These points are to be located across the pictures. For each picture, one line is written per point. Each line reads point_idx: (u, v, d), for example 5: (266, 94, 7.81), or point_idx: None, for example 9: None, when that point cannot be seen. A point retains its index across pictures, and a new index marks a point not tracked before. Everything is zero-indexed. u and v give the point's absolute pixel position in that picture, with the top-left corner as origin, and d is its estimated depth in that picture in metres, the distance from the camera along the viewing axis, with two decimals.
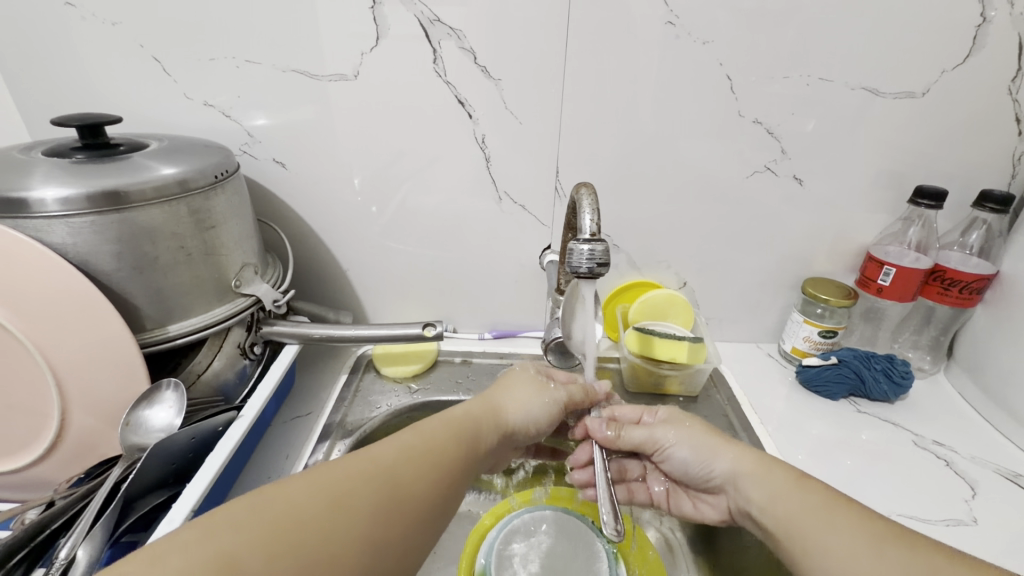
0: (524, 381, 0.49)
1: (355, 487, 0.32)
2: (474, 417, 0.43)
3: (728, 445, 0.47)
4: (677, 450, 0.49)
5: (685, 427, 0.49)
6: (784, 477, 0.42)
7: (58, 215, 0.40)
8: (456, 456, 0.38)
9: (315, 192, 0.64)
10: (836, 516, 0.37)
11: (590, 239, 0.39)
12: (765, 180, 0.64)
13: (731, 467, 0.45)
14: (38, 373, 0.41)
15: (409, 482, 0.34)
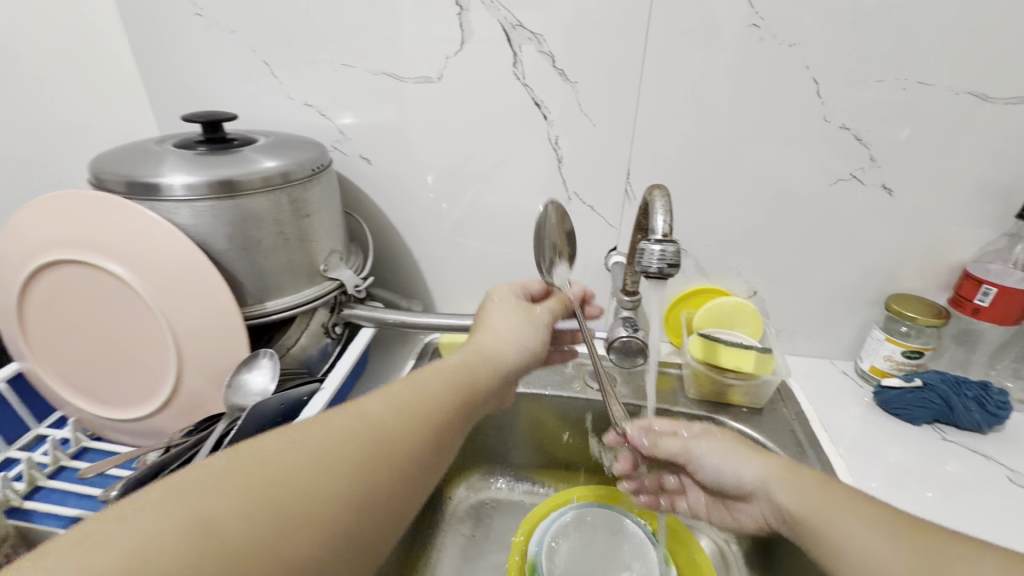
0: (507, 310, 0.51)
1: (337, 451, 0.32)
2: (464, 362, 0.44)
3: (767, 459, 0.43)
4: (708, 457, 0.44)
5: (716, 438, 0.45)
6: (808, 480, 0.40)
7: (185, 199, 0.46)
8: (444, 407, 0.39)
9: (395, 186, 0.69)
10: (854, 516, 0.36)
11: (662, 240, 0.39)
12: (850, 188, 0.61)
13: (756, 469, 0.42)
14: (161, 336, 0.47)
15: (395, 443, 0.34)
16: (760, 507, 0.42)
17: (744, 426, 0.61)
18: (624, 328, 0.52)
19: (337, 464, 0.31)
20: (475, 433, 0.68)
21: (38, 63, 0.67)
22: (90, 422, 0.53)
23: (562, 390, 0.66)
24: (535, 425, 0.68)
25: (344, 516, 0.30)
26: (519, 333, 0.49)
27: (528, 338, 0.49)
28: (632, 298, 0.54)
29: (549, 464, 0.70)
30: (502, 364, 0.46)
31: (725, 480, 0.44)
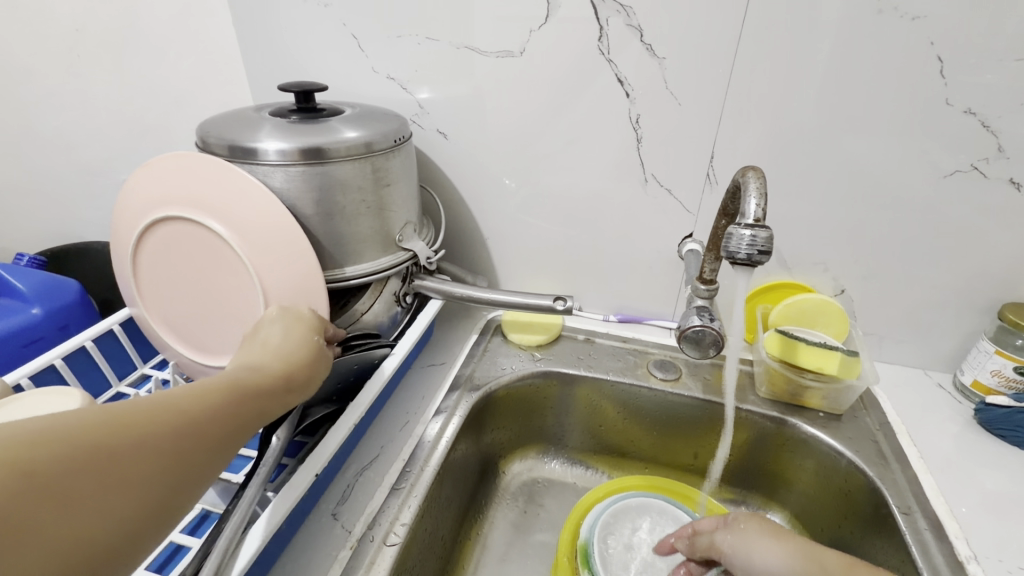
0: (288, 323, 0.44)
1: (71, 420, 0.26)
2: (253, 375, 0.37)
3: (804, 547, 0.39)
4: (733, 551, 0.42)
5: (740, 528, 0.43)
6: (834, 561, 0.37)
7: (279, 164, 0.49)
8: (225, 387, 0.34)
9: (470, 163, 0.69)
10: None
11: (754, 224, 0.37)
12: (969, 181, 0.54)
13: (790, 556, 0.38)
14: (254, 293, 0.50)
15: (144, 409, 0.29)
16: None
17: (821, 432, 0.57)
18: (698, 318, 0.50)
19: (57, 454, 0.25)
20: (534, 413, 0.68)
21: (155, 36, 0.73)
22: (187, 366, 0.57)
23: (625, 377, 0.65)
24: (594, 411, 0.67)
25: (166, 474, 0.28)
26: (297, 350, 0.42)
27: (314, 368, 0.42)
28: (708, 287, 0.51)
29: (605, 450, 0.69)
30: (288, 375, 0.39)
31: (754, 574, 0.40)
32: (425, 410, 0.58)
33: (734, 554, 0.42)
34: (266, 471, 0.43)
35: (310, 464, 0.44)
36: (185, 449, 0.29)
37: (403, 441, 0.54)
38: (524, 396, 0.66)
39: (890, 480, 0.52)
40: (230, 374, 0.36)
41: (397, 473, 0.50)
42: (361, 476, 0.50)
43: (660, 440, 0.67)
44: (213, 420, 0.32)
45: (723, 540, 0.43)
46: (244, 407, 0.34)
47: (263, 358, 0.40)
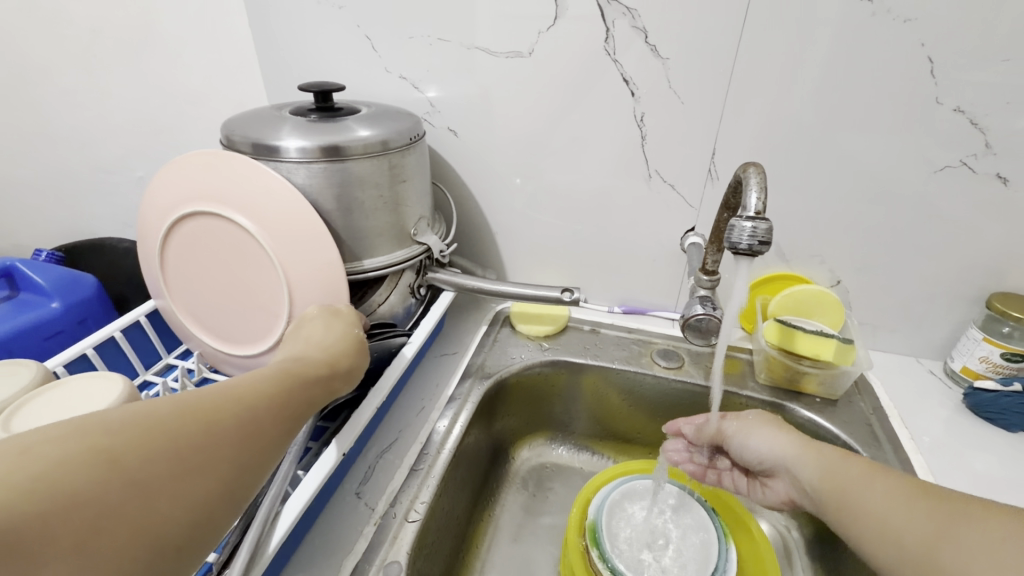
0: (329, 320, 0.48)
1: (141, 415, 0.29)
2: (301, 365, 0.40)
3: (805, 442, 0.46)
4: (737, 436, 0.50)
5: (750, 423, 0.50)
6: (833, 455, 0.43)
7: (301, 161, 0.51)
8: (274, 375, 0.37)
9: (479, 159, 0.72)
10: (877, 482, 0.39)
11: (754, 217, 0.40)
12: (959, 176, 0.57)
13: (789, 445, 0.46)
14: (277, 285, 0.53)
15: (199, 403, 0.31)
16: (784, 479, 0.48)
17: (818, 416, 0.60)
18: (701, 307, 0.52)
19: (134, 446, 0.27)
20: (542, 401, 0.71)
21: (171, 36, 0.75)
22: (210, 355, 0.60)
23: (630, 365, 0.68)
24: (600, 399, 0.70)
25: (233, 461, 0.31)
26: (338, 342, 0.45)
27: (354, 358, 0.45)
28: (710, 278, 0.53)
29: (611, 436, 0.72)
30: (334, 366, 0.42)
31: (750, 455, 0.49)
32: (440, 397, 0.61)
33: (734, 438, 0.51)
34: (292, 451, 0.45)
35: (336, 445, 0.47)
36: (243, 441, 0.32)
37: (420, 426, 0.57)
38: (532, 384, 0.69)
39: (882, 460, 0.55)
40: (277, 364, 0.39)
41: (416, 455, 0.53)
42: (381, 458, 0.52)
43: (664, 425, 0.69)
44: (269, 411, 0.34)
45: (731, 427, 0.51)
46: (295, 392, 0.37)
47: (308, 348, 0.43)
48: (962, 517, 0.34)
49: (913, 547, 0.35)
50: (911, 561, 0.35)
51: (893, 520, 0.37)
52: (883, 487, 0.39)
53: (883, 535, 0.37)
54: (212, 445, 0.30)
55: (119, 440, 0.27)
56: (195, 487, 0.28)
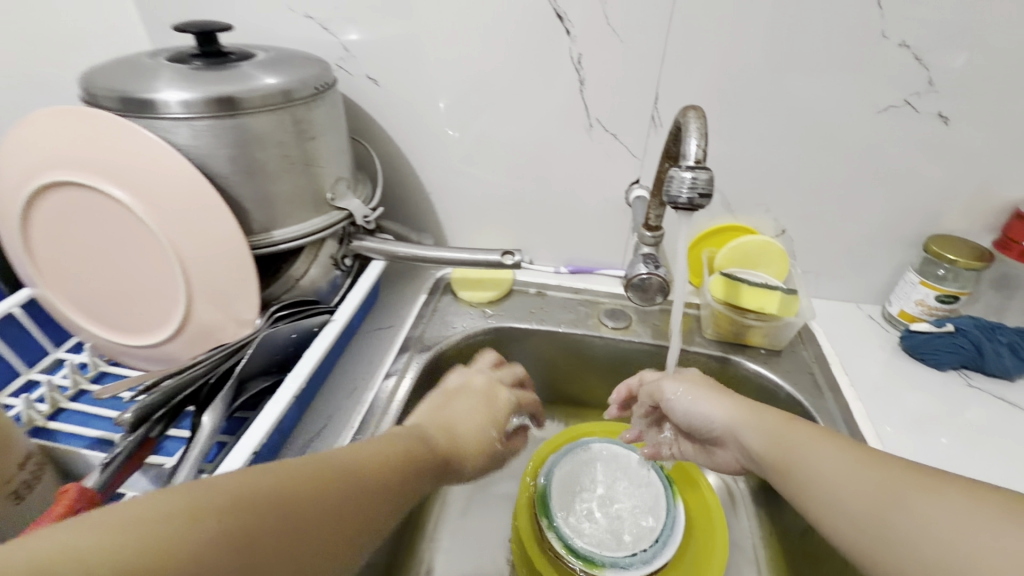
0: (466, 397, 0.48)
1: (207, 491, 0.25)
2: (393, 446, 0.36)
3: (749, 407, 0.44)
4: (677, 400, 0.48)
5: (686, 382, 0.49)
6: (776, 421, 0.42)
7: (182, 118, 0.43)
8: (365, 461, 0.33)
9: (405, 111, 0.64)
10: (820, 447, 0.38)
11: (694, 166, 0.36)
12: (901, 117, 0.55)
13: (732, 412, 0.45)
14: (168, 264, 0.46)
15: (291, 484, 0.28)
16: (732, 447, 0.46)
17: (763, 368, 0.60)
18: (644, 266, 0.50)
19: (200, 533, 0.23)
20: None
21: None
22: (104, 347, 0.52)
23: (577, 328, 0.65)
24: (549, 363, 0.68)
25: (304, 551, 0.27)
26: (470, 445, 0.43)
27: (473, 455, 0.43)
28: (654, 234, 0.50)
29: (561, 400, 0.70)
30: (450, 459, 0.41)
31: (695, 420, 0.47)
32: (373, 376, 0.56)
33: (678, 403, 0.49)
34: (197, 456, 0.40)
35: (243, 445, 0.41)
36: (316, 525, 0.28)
37: (352, 408, 0.53)
38: (475, 354, 0.65)
39: (823, 409, 0.55)
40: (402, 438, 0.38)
41: (349, 442, 0.49)
42: (307, 450, 0.48)
43: (613, 386, 0.68)
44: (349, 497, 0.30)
45: (668, 392, 0.49)
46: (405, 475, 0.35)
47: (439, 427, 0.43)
48: (899, 486, 0.33)
49: (857, 515, 0.34)
50: (858, 526, 0.34)
51: (832, 484, 0.36)
52: (826, 452, 0.37)
53: (826, 504, 0.36)
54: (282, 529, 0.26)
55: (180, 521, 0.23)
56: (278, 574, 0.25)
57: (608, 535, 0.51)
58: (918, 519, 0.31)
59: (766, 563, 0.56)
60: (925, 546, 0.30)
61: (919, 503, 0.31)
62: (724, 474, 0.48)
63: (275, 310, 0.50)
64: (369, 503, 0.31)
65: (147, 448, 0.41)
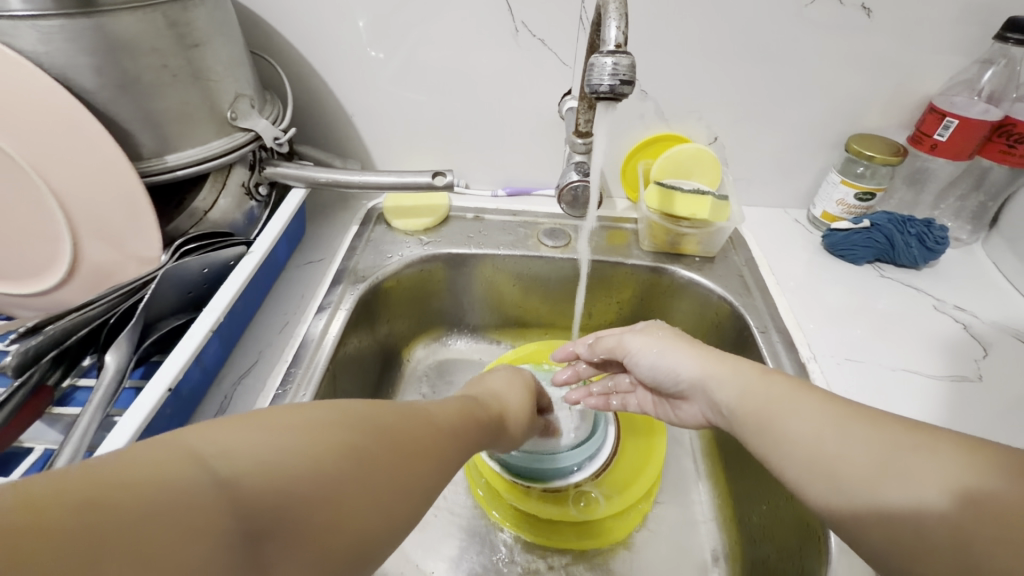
0: (511, 375, 0.49)
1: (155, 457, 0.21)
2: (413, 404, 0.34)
3: (721, 359, 0.42)
4: (645, 356, 0.47)
5: (657, 340, 0.46)
6: (749, 372, 0.39)
7: (23, 16, 0.36)
8: (367, 413, 0.30)
9: (310, 19, 0.58)
10: (800, 401, 0.36)
11: (614, 51, 0.34)
12: (826, 10, 0.54)
13: (704, 364, 0.42)
14: (41, 197, 0.40)
15: (277, 441, 0.25)
16: (699, 404, 0.44)
17: (697, 275, 0.61)
18: (576, 173, 0.49)
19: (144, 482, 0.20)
20: (428, 299, 0.66)
21: None
22: None
23: (516, 250, 0.64)
24: (491, 287, 0.67)
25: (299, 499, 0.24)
26: (516, 403, 0.45)
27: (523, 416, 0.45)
28: (584, 141, 0.48)
29: (506, 323, 0.70)
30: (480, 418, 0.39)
31: (663, 375, 0.45)
32: (305, 310, 0.54)
33: (647, 360, 0.47)
34: (102, 397, 0.37)
35: (157, 380, 0.38)
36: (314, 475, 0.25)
37: (285, 343, 0.50)
38: (415, 284, 0.63)
39: (752, 307, 0.57)
40: (457, 402, 0.39)
41: (282, 376, 0.47)
42: (239, 385, 0.46)
43: (557, 305, 0.68)
44: (360, 449, 0.27)
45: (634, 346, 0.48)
46: (466, 436, 0.36)
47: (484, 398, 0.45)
48: (897, 445, 0.31)
49: (851, 474, 0.31)
50: (841, 486, 0.31)
51: (823, 447, 0.33)
52: (807, 406, 0.35)
53: (808, 463, 0.33)
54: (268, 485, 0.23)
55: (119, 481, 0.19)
56: (305, 539, 0.24)
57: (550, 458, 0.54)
58: (910, 479, 0.29)
59: (700, 453, 0.60)
60: (921, 506, 0.28)
61: (914, 464, 0.29)
62: (687, 428, 0.47)
63: (181, 244, 0.46)
64: (406, 454, 0.30)
65: (45, 396, 0.38)
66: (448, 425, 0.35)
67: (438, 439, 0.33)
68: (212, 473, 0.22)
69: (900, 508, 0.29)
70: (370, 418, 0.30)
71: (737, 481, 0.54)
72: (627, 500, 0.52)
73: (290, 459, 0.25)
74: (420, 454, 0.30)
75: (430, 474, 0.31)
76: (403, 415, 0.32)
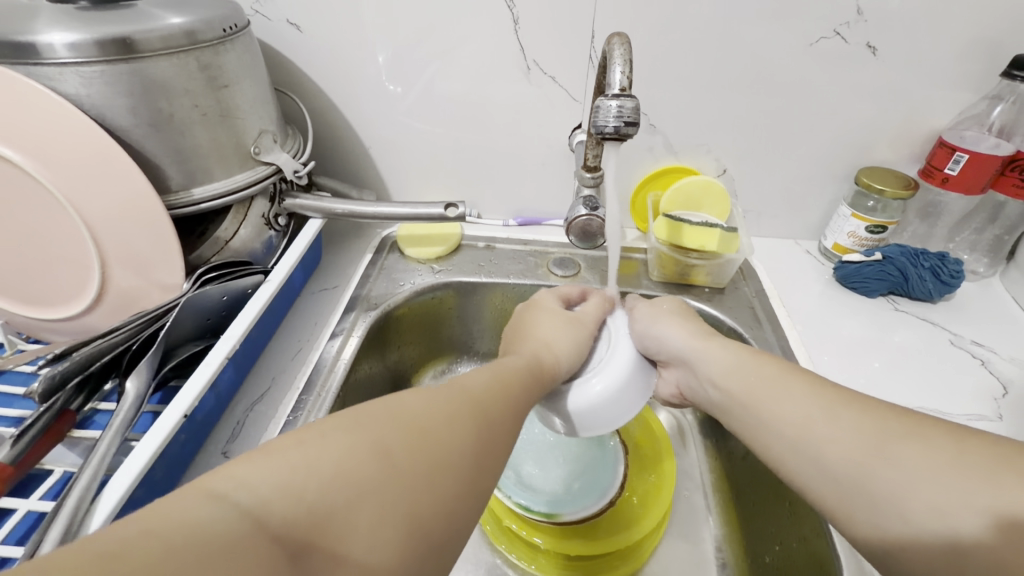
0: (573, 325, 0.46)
1: (192, 512, 0.20)
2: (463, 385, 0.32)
3: (708, 338, 0.45)
4: (639, 322, 0.48)
5: (658, 311, 0.48)
6: (745, 355, 0.42)
7: (68, 63, 0.39)
8: (418, 405, 0.29)
9: (332, 58, 0.61)
10: (786, 389, 0.38)
11: (619, 94, 0.36)
12: (831, 48, 0.56)
13: (691, 340, 0.45)
14: (75, 227, 0.42)
15: (317, 456, 0.24)
16: (678, 372, 0.47)
17: (706, 305, 0.61)
18: (583, 208, 0.50)
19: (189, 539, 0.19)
20: (438, 326, 0.67)
21: None
22: (20, 325, 0.49)
23: (526, 278, 0.65)
24: (501, 315, 0.67)
25: (351, 508, 0.23)
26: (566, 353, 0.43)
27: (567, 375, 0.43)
28: (593, 175, 0.50)
29: None
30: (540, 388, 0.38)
31: (651, 342, 0.47)
32: (318, 336, 0.55)
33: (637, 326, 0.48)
34: (122, 421, 0.39)
35: (175, 406, 0.40)
36: (363, 481, 0.24)
37: (297, 368, 0.51)
38: (426, 310, 0.64)
39: (762, 339, 0.57)
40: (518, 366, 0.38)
41: (295, 401, 0.48)
42: (252, 411, 0.47)
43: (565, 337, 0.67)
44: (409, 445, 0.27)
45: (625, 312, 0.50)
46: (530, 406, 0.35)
47: (519, 338, 0.44)
48: (891, 439, 0.32)
49: (839, 458, 0.33)
50: (834, 476, 0.33)
51: (809, 431, 0.35)
52: (793, 394, 0.37)
53: (797, 447, 0.35)
54: (318, 504, 0.23)
55: (169, 543, 0.18)
56: (364, 547, 0.23)
57: (568, 493, 0.54)
58: (904, 470, 0.31)
59: (711, 488, 0.59)
60: (914, 504, 0.30)
61: (904, 455, 0.31)
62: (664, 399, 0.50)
63: (202, 273, 0.48)
64: (460, 435, 0.29)
65: (67, 420, 0.40)
66: (500, 398, 0.33)
67: (490, 414, 0.31)
68: (236, 505, 0.21)
69: (892, 506, 0.30)
70: (398, 413, 0.28)
71: (748, 519, 0.53)
72: (654, 517, 0.52)
73: (320, 477, 0.23)
74: (469, 437, 0.29)
75: (488, 452, 0.30)
76: (436, 399, 0.30)
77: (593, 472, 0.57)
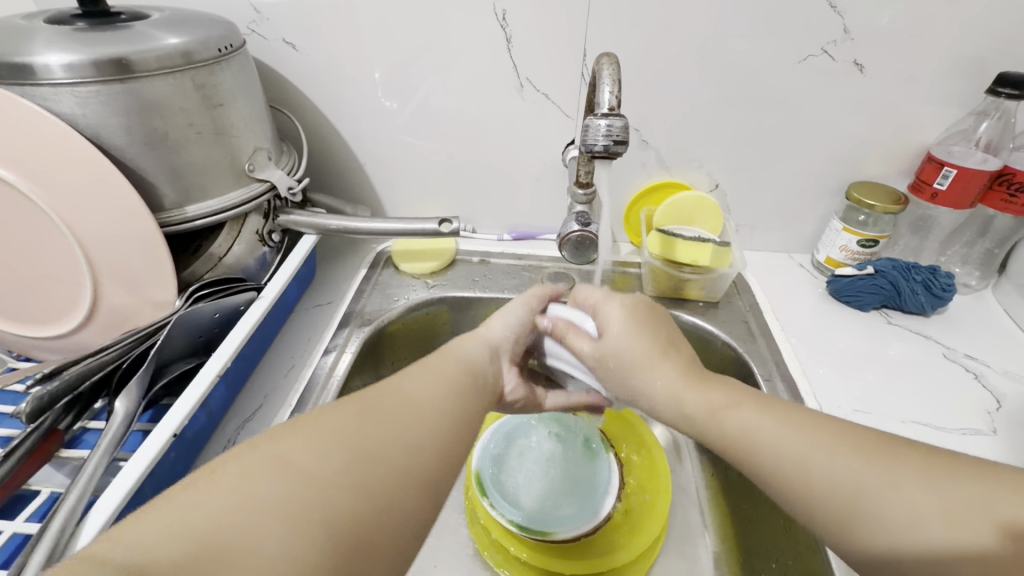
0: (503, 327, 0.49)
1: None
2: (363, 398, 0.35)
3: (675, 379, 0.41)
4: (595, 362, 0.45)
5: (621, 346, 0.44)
6: (716, 391, 0.39)
7: (65, 83, 0.39)
8: (316, 426, 0.31)
9: (328, 76, 0.61)
10: (773, 426, 0.36)
11: (609, 113, 0.36)
12: (818, 66, 0.57)
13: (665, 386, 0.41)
14: (67, 245, 0.42)
15: (210, 499, 0.25)
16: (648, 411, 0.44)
17: (700, 319, 0.61)
18: (575, 224, 0.50)
19: None
20: (433, 341, 0.67)
21: None
22: (11, 343, 0.49)
23: (520, 293, 0.65)
24: None
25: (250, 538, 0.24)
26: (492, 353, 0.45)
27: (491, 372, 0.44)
28: (585, 191, 0.50)
29: None
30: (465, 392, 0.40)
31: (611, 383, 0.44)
32: (310, 353, 0.55)
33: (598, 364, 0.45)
34: (110, 440, 0.38)
35: (165, 425, 0.39)
36: (266, 512, 0.25)
37: (289, 386, 0.51)
38: (420, 325, 0.64)
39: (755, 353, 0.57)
40: (435, 375, 0.39)
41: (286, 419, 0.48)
42: (242, 429, 0.47)
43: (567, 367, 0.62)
44: (313, 467, 0.28)
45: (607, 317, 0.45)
46: (448, 406, 0.37)
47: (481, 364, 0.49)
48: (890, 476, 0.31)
49: (829, 492, 0.32)
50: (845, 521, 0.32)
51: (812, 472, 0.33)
52: (781, 430, 0.35)
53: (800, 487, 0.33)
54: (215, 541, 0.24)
55: None
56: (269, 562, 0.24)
57: (551, 506, 0.54)
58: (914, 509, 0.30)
59: (708, 505, 0.58)
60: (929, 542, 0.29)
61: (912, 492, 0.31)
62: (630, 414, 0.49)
63: (196, 290, 0.48)
64: (367, 446, 0.31)
65: (57, 439, 0.40)
66: (406, 400, 0.36)
67: (398, 419, 0.34)
68: (118, 561, 0.21)
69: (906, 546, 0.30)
70: (292, 437, 0.30)
71: (744, 536, 0.52)
72: (646, 537, 0.52)
73: (207, 514, 0.24)
74: (373, 449, 0.31)
75: (400, 454, 0.32)
76: (337, 416, 0.32)
77: (589, 485, 0.56)
